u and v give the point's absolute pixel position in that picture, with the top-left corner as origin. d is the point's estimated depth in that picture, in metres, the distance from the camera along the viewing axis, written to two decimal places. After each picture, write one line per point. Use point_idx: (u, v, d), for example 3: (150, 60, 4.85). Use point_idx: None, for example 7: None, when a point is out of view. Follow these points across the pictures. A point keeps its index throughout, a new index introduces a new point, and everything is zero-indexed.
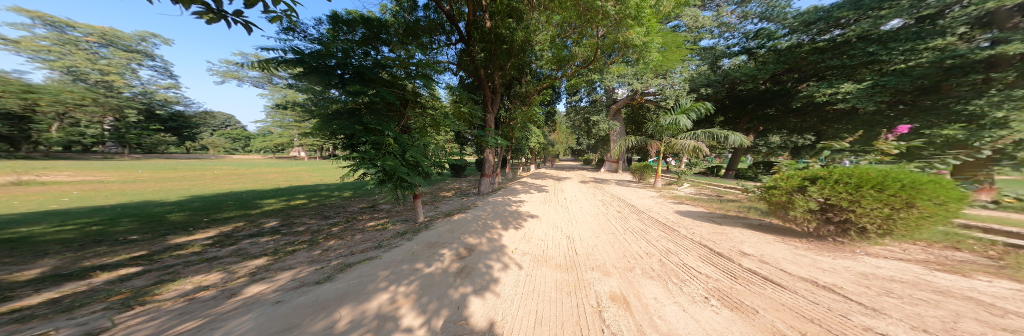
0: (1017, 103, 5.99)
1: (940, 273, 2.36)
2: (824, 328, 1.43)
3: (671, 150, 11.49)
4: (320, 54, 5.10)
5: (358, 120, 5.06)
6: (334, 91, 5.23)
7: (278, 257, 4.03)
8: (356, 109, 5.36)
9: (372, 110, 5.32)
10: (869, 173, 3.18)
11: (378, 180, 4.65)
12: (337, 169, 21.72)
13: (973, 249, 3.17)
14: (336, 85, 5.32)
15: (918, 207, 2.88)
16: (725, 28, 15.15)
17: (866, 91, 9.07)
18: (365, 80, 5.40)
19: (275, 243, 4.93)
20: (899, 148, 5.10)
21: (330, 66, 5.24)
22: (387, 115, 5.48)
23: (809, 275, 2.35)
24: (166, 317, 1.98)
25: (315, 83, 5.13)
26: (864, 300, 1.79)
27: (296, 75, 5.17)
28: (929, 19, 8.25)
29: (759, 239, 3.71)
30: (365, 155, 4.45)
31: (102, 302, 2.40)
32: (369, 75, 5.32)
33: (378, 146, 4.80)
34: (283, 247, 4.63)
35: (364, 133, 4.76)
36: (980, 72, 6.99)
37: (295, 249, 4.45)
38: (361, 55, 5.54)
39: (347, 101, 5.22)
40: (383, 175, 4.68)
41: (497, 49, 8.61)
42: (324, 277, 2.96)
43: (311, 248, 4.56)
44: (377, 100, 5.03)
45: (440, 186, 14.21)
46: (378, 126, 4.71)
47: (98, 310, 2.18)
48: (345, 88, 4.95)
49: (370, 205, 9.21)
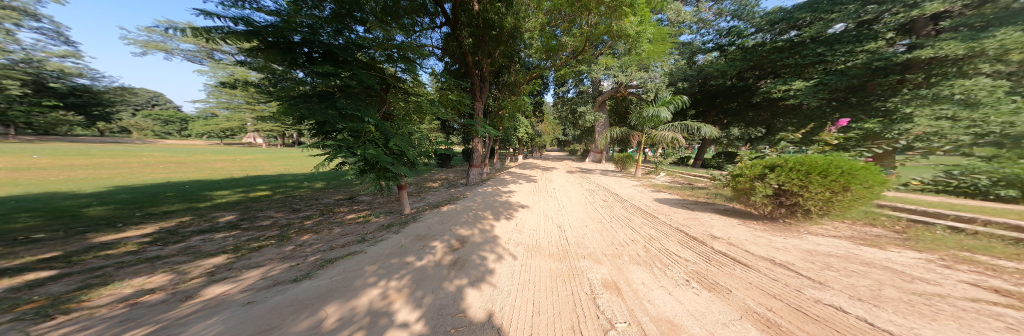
0: (922, 100, 7.16)
1: (864, 247, 2.87)
2: (785, 303, 1.70)
3: (650, 141, 12.20)
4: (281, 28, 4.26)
5: (331, 104, 4.51)
6: (300, 72, 4.57)
7: (242, 255, 3.63)
8: (329, 92, 4.76)
9: (348, 93, 4.81)
10: (817, 161, 3.66)
11: (360, 170, 4.33)
12: (303, 158, 19.73)
13: (885, 225, 3.93)
14: (302, 64, 4.66)
15: (852, 190, 3.45)
16: (702, 24, 15.90)
17: (811, 89, 10.07)
18: (337, 61, 4.77)
19: (235, 239, 4.42)
20: (838, 140, 5.92)
21: (293, 43, 4.48)
22: (365, 99, 4.94)
23: (768, 254, 2.71)
24: (102, 325, 1.70)
25: (275, 61, 4.43)
26: (812, 274, 2.12)
27: (248, 51, 4.35)
28: (867, 24, 9.54)
29: (726, 223, 4.16)
30: (344, 143, 4.05)
31: (7, 313, 1.97)
32: (343, 56, 4.70)
33: (357, 134, 4.37)
34: (246, 243, 4.17)
35: (340, 119, 4.26)
36: (897, 74, 8.45)
37: (262, 246, 4.04)
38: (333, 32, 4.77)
39: (317, 84, 4.58)
40: (366, 164, 4.36)
41: (486, 35, 8.15)
42: (302, 274, 2.74)
43: (281, 243, 4.18)
44: (355, 84, 4.51)
45: (425, 176, 13.64)
46: (357, 111, 4.24)
47: (4, 323, 1.79)
48: (312, 69, 4.29)
49: (348, 196, 8.63)
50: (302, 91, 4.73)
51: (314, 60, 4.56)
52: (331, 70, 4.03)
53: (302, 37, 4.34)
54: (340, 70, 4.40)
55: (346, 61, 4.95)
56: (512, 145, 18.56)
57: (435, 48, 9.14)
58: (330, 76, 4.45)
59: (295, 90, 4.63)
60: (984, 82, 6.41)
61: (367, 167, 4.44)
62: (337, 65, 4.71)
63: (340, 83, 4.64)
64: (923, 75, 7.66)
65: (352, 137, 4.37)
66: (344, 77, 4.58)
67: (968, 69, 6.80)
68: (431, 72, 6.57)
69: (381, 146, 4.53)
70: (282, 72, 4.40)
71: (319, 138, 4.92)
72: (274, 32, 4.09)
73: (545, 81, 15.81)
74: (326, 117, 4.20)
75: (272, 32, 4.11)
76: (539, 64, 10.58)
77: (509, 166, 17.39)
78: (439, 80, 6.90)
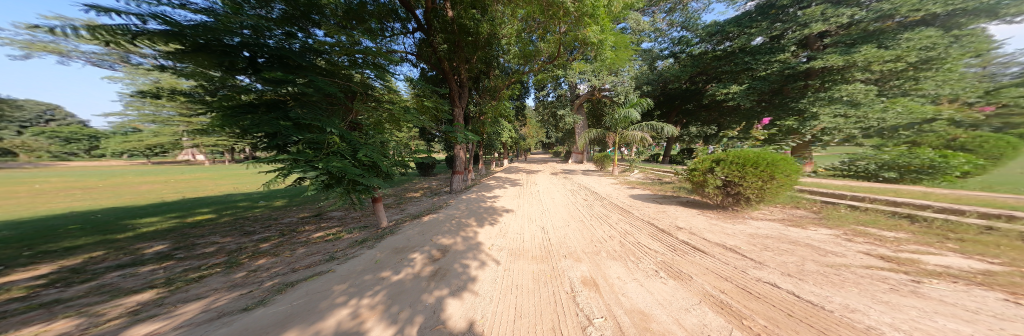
0: (822, 101, 9.32)
1: (792, 228, 3.42)
2: (735, 284, 1.95)
3: (623, 141, 13.09)
4: (212, 28, 3.67)
5: (283, 113, 4.07)
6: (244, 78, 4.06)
7: (176, 288, 3.07)
8: (281, 101, 4.33)
9: (304, 102, 4.33)
10: (750, 154, 4.27)
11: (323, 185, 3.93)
12: (257, 175, 17.50)
13: (806, 207, 4.75)
14: (245, 70, 4.11)
15: (777, 178, 4.05)
16: (659, 33, 17.66)
17: (745, 92, 11.71)
18: (289, 67, 4.38)
19: (168, 271, 3.75)
20: (766, 136, 6.97)
21: (232, 46, 3.91)
22: (324, 108, 4.51)
23: (721, 240, 3.07)
24: None
25: (207, 66, 3.81)
26: (756, 256, 2.47)
27: (170, 55, 3.67)
28: (777, 38, 11.51)
29: (688, 213, 4.61)
30: (300, 156, 3.64)
31: None
32: (298, 61, 4.32)
33: (318, 146, 3.99)
34: (181, 275, 3.55)
35: (297, 131, 3.88)
36: (806, 79, 10.35)
37: (203, 276, 3.47)
38: (282, 37, 4.41)
39: (264, 92, 4.13)
40: (330, 178, 3.99)
41: (461, 40, 8.21)
42: (255, 302, 2.42)
43: (229, 270, 3.65)
44: (312, 91, 4.10)
45: (405, 187, 13.03)
46: (315, 121, 3.87)
47: None
48: (259, 76, 3.87)
49: (315, 213, 7.86)
50: (244, 99, 4.20)
51: (260, 66, 4.10)
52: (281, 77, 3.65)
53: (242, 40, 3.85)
54: (295, 77, 4.06)
55: (302, 67, 4.60)
56: (496, 150, 18.58)
57: (408, 55, 8.87)
58: (282, 83, 4.07)
59: (236, 97, 4.10)
60: (858, 87, 8.68)
61: (333, 181, 4.07)
62: (289, 72, 4.32)
63: (295, 91, 4.26)
64: (821, 81, 9.87)
65: (312, 149, 3.96)
66: (300, 84, 4.22)
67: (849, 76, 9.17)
68: (404, 77, 6.34)
69: (347, 157, 4.19)
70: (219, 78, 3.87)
71: (272, 151, 4.40)
72: (205, 33, 3.54)
73: (523, 85, 16.20)
74: (279, 127, 3.76)
75: (200, 33, 3.54)
76: (518, 69, 10.78)
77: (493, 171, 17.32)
78: (414, 86, 6.61)
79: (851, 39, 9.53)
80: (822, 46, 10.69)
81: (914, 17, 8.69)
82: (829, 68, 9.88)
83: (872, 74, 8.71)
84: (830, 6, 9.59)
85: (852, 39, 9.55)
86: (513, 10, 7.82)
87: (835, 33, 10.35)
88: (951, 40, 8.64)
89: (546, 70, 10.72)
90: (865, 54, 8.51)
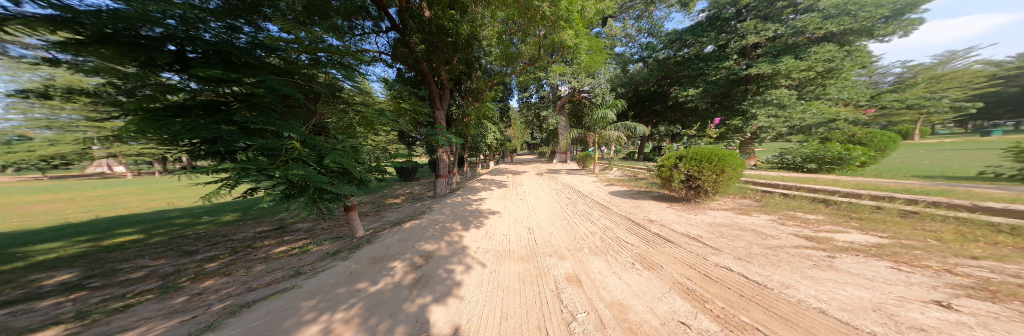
0: (757, 103, 11.04)
1: (741, 216, 3.97)
2: (697, 272, 2.25)
3: (602, 140, 13.80)
4: (117, 16, 2.70)
5: (224, 116, 3.22)
6: (171, 76, 3.10)
7: (92, 321, 2.53)
8: (225, 102, 3.41)
9: (253, 105, 3.46)
10: (704, 151, 4.83)
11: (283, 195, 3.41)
12: (200, 187, 15.09)
13: (751, 196, 5.53)
14: (170, 67, 3.12)
15: (726, 172, 4.63)
16: (629, 39, 18.96)
17: (701, 95, 13.11)
18: (232, 64, 3.45)
19: (80, 303, 3.08)
20: (717, 134, 7.88)
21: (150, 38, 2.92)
22: (278, 111, 3.77)
23: (685, 230, 3.43)
24: None
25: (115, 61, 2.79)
26: (715, 245, 2.80)
27: (58, 46, 2.67)
28: (724, 47, 13.07)
29: (658, 207, 5.07)
30: (252, 165, 3.09)
31: None
32: (243, 56, 3.42)
33: (273, 153, 3.42)
34: (99, 306, 2.94)
35: (246, 137, 3.16)
36: (747, 84, 12.03)
37: (131, 304, 2.91)
38: (222, 30, 3.46)
39: (199, 91, 3.17)
40: (292, 187, 3.47)
41: (439, 41, 8.03)
42: (200, 328, 2.10)
43: (167, 296, 3.12)
44: (263, 93, 3.27)
45: (385, 193, 12.28)
46: (269, 125, 3.28)
47: None
48: (192, 73, 2.97)
49: (277, 227, 7.04)
50: (171, 100, 3.22)
51: (191, 62, 3.14)
52: (221, 75, 2.83)
53: (164, 31, 2.91)
54: (241, 75, 3.20)
55: (250, 64, 3.68)
56: (482, 152, 18.38)
57: (381, 55, 8.42)
58: (223, 82, 3.18)
59: (160, 99, 3.10)
60: (783, 92, 10.67)
61: (295, 190, 3.56)
62: (232, 71, 3.39)
63: (243, 91, 3.37)
64: (758, 86, 11.58)
65: (266, 156, 3.39)
66: (248, 84, 3.35)
67: (776, 83, 11.25)
68: (377, 79, 5.87)
69: (310, 164, 3.72)
70: (135, 76, 2.90)
71: (210, 161, 3.47)
72: (107, 20, 2.62)
73: (506, 87, 16.29)
74: (219, 133, 2.91)
75: (105, 21, 2.62)
76: (500, 71, 10.76)
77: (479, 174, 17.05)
78: (391, 88, 6.27)
79: (777, 50, 11.45)
80: (756, 55, 12.53)
81: (818, 34, 10.76)
82: (762, 75, 11.63)
83: (790, 82, 10.97)
84: (758, 21, 11.39)
85: (776, 50, 11.48)
86: (493, 12, 7.55)
87: (763, 45, 12.31)
88: (844, 53, 10.77)
89: (528, 72, 10.77)
90: (787, 64, 10.29)
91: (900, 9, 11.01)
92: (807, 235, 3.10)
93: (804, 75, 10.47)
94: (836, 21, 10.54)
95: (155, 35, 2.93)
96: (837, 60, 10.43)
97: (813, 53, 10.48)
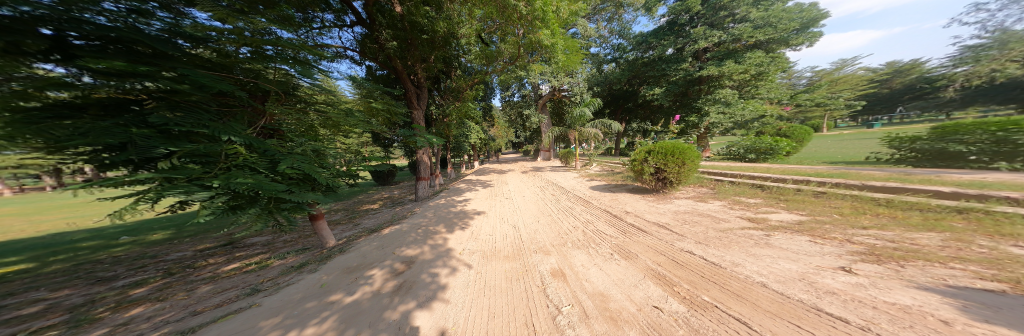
0: (711, 102, 12.42)
1: (701, 203, 4.51)
2: (667, 258, 2.53)
3: (582, 137, 14.38)
4: None
5: (134, 118, 2.53)
6: (52, 68, 2.33)
7: None
8: (136, 101, 2.65)
9: (175, 106, 2.69)
10: (667, 145, 5.35)
11: (227, 207, 2.87)
12: (117, 203, 12.42)
13: (707, 184, 6.30)
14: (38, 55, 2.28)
15: (687, 163, 5.16)
16: (602, 39, 19.88)
17: (664, 94, 14.34)
18: (140, 56, 2.60)
19: None
20: (678, 130, 8.79)
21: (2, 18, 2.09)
22: (211, 111, 3.08)
23: (655, 219, 3.80)
24: None
25: None
26: (682, 231, 3.15)
27: None
28: (681, 50, 14.39)
29: (632, 198, 5.51)
30: (182, 173, 2.50)
31: None
32: (154, 46, 2.56)
33: (209, 159, 2.82)
34: None
35: (170, 141, 2.56)
36: (699, 84, 13.51)
37: None
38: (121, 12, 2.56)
39: (99, 88, 2.40)
40: (238, 198, 2.94)
41: (413, 38, 7.67)
42: None
43: (78, 330, 2.55)
44: (183, 88, 2.55)
45: (360, 199, 11.41)
46: (203, 128, 2.69)
47: None
48: (82, 65, 2.24)
49: (229, 242, 6.15)
50: (54, 98, 2.41)
51: (78, 51, 2.36)
52: (126, 69, 2.13)
53: (33, 11, 2.13)
54: (157, 69, 2.44)
55: (169, 57, 2.82)
56: (465, 152, 17.95)
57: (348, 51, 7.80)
58: (130, 76, 2.44)
59: (35, 96, 2.29)
60: (728, 92, 12.00)
61: (244, 201, 3.02)
62: (142, 64, 2.57)
63: (160, 88, 2.61)
64: (710, 86, 13.04)
65: (199, 163, 2.77)
66: (167, 79, 2.58)
67: (721, 84, 12.78)
68: (344, 76, 5.29)
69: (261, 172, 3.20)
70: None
71: (123, 171, 2.73)
72: None
73: (488, 86, 16.10)
74: (129, 138, 2.28)
75: None
76: (481, 70, 10.45)
77: (464, 175, 16.65)
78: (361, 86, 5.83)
79: (721, 54, 13.03)
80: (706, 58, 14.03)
81: (749, 42, 12.47)
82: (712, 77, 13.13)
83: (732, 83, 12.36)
84: (706, 28, 12.76)
85: (720, 55, 13.09)
86: (470, 10, 7.41)
87: (711, 49, 13.87)
88: (771, 58, 12.64)
89: (510, 71, 10.53)
90: (729, 66, 11.77)
91: (806, 23, 13.31)
92: (749, 217, 3.67)
93: (741, 77, 12.02)
94: (765, 31, 12.30)
95: (14, 14, 2.12)
96: (766, 65, 12.12)
97: (749, 58, 12.00)
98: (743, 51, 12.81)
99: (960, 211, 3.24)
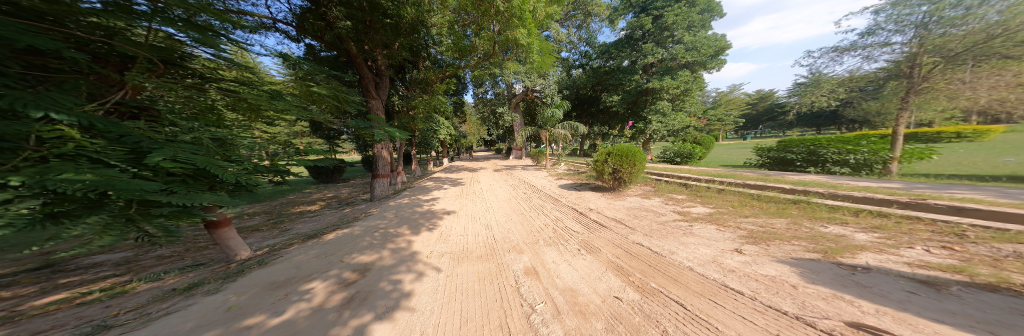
0: (656, 114, 14.52)
1: (647, 200, 5.27)
2: (623, 250, 2.89)
3: (551, 138, 14.99)
4: None
5: None
6: None
7: None
8: None
9: None
10: (621, 148, 6.07)
11: (38, 215, 1.68)
12: None
13: (650, 183, 7.40)
14: None
15: (637, 164, 5.95)
16: (572, 45, 20.85)
17: (620, 102, 16.04)
18: None
19: None
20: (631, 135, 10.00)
21: None
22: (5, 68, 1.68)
23: (614, 215, 4.25)
24: None
25: None
26: (637, 226, 3.62)
27: None
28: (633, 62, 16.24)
29: (594, 196, 6.04)
30: None
31: None
32: None
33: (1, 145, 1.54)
34: None
35: None
36: (644, 94, 15.62)
37: None
38: None
39: None
40: (65, 202, 1.75)
41: (371, 20, 6.55)
42: None
43: None
44: None
45: (294, 199, 9.44)
46: None
47: None
48: None
49: (56, 261, 4.19)
50: None
51: None
52: None
53: None
54: None
55: None
56: (432, 149, 16.72)
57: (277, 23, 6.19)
58: None
59: None
60: (664, 104, 14.32)
61: (77, 206, 1.83)
62: None
63: None
64: (654, 97, 15.19)
65: None
66: None
67: (660, 95, 15.06)
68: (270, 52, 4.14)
69: (112, 165, 2.01)
70: None
71: None
72: None
73: (460, 81, 15.15)
74: None
75: None
76: (452, 63, 9.76)
77: (430, 172, 15.51)
78: (299, 67, 4.72)
79: (662, 69, 15.25)
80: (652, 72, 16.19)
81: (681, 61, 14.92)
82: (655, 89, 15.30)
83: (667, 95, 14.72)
84: (652, 45, 14.69)
85: (661, 69, 15.33)
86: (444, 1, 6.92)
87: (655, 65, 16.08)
88: (694, 77, 15.51)
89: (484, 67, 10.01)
90: (667, 82, 13.91)
91: (717, 51, 16.51)
92: (679, 211, 4.47)
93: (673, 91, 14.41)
94: (693, 54, 14.83)
95: None
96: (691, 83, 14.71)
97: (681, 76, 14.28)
98: (677, 69, 15.25)
99: (794, 201, 4.71)
